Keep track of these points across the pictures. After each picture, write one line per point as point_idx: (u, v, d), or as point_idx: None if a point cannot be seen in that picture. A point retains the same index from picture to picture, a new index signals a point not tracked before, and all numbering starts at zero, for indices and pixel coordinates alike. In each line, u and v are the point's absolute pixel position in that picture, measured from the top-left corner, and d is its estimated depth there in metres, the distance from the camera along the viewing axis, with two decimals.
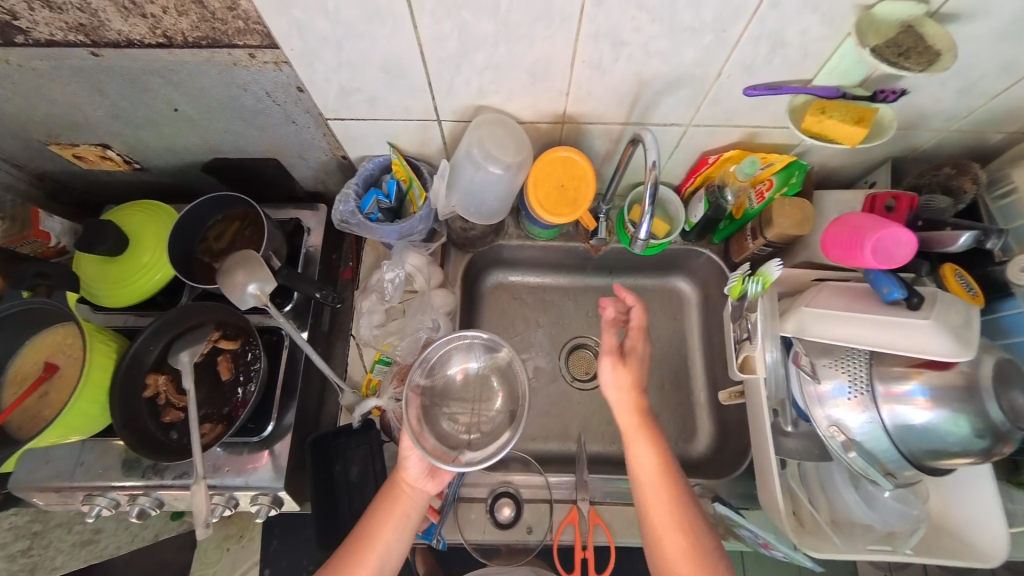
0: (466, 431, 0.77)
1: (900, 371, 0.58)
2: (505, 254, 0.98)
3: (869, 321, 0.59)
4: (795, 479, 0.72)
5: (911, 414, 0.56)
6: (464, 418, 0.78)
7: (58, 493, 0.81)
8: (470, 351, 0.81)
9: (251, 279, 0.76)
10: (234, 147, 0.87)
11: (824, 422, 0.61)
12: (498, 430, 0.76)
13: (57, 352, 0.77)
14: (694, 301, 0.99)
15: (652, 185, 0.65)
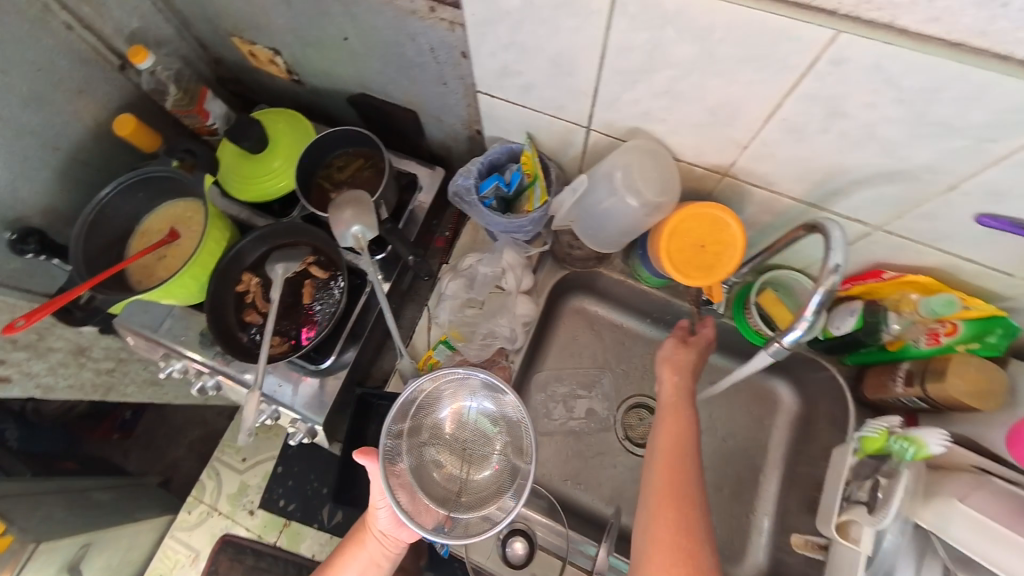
0: (452, 484, 0.71)
1: None
2: (599, 283, 0.91)
3: None
4: None
5: None
6: (456, 466, 0.72)
7: (145, 342, 0.87)
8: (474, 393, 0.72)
9: (356, 222, 0.76)
10: (381, 90, 0.86)
11: None
12: (489, 492, 0.70)
13: (184, 223, 0.83)
14: (791, 418, 0.87)
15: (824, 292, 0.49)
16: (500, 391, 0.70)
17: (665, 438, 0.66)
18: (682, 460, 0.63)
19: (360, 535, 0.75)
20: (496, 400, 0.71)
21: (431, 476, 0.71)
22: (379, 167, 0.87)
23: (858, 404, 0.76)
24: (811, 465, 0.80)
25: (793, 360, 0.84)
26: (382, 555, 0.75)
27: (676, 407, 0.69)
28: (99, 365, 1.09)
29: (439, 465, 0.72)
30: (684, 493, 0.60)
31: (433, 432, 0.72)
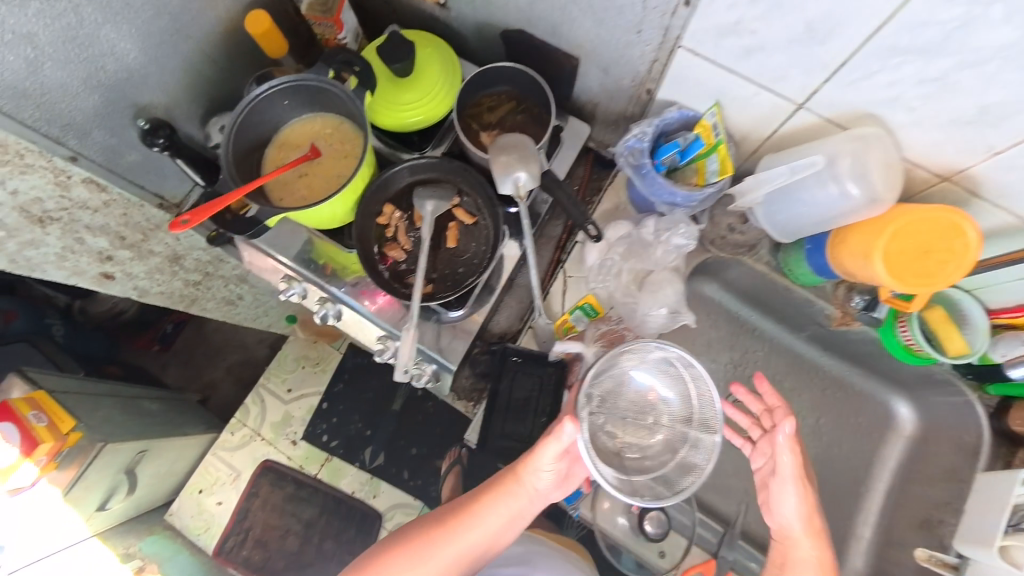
0: (625, 449, 0.68)
1: None
2: (730, 273, 0.88)
3: None
4: None
5: None
6: (629, 436, 0.68)
7: (264, 260, 0.84)
8: (647, 361, 0.68)
9: (520, 169, 0.71)
10: (546, 30, 0.77)
11: None
12: (666, 459, 0.67)
13: (325, 139, 0.77)
14: (904, 437, 0.86)
15: None
16: (686, 364, 0.65)
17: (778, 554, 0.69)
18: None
19: (514, 486, 0.70)
20: (679, 379, 0.67)
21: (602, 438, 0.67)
22: (533, 113, 0.83)
23: (995, 435, 0.75)
24: (926, 486, 0.80)
25: (924, 381, 0.82)
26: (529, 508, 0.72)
27: (814, 523, 0.69)
28: (188, 277, 1.05)
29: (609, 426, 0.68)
30: None
31: (609, 398, 0.68)
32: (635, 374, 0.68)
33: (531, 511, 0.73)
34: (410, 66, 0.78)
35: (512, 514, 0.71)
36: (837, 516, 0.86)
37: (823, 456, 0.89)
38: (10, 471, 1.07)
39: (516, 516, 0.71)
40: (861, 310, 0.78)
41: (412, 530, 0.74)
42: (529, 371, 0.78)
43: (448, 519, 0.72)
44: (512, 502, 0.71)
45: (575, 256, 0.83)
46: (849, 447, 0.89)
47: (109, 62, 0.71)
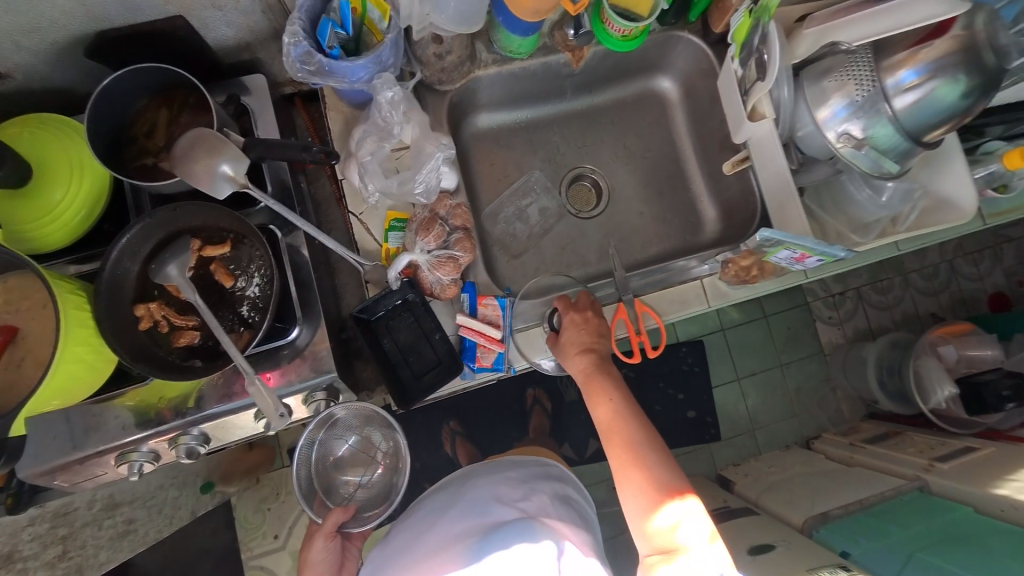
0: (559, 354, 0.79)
1: (897, 60, 0.64)
2: (480, 94, 0.88)
3: (869, 16, 0.67)
4: (814, 202, 0.76)
5: (909, 96, 0.63)
6: (354, 474, 0.90)
7: (80, 467, 0.68)
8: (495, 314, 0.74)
9: (219, 161, 0.62)
10: (116, 11, 0.61)
11: (834, 137, 0.68)
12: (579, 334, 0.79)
13: (6, 308, 0.60)
14: (677, 102, 0.99)
15: None
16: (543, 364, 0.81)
17: (599, 413, 0.71)
18: (619, 426, 0.69)
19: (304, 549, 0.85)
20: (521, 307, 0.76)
21: (370, 490, 0.89)
22: (193, 101, 0.69)
23: (715, 49, 0.90)
24: (709, 122, 0.95)
25: (657, 53, 0.94)
26: (609, 442, 0.70)
27: (603, 393, 0.71)
28: (46, 557, 0.84)
29: (377, 469, 0.90)
30: (618, 433, 0.69)
31: (320, 466, 0.87)
32: (346, 433, 0.88)
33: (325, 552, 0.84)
34: (21, 166, 0.61)
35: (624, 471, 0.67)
36: (685, 195, 0.99)
37: (647, 165, 1.01)
38: None
39: (645, 460, 0.66)
40: (575, 37, 0.83)
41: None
42: (396, 312, 0.72)
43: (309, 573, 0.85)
44: (611, 417, 0.70)
45: (350, 191, 0.76)
46: (656, 145, 1.01)
47: None
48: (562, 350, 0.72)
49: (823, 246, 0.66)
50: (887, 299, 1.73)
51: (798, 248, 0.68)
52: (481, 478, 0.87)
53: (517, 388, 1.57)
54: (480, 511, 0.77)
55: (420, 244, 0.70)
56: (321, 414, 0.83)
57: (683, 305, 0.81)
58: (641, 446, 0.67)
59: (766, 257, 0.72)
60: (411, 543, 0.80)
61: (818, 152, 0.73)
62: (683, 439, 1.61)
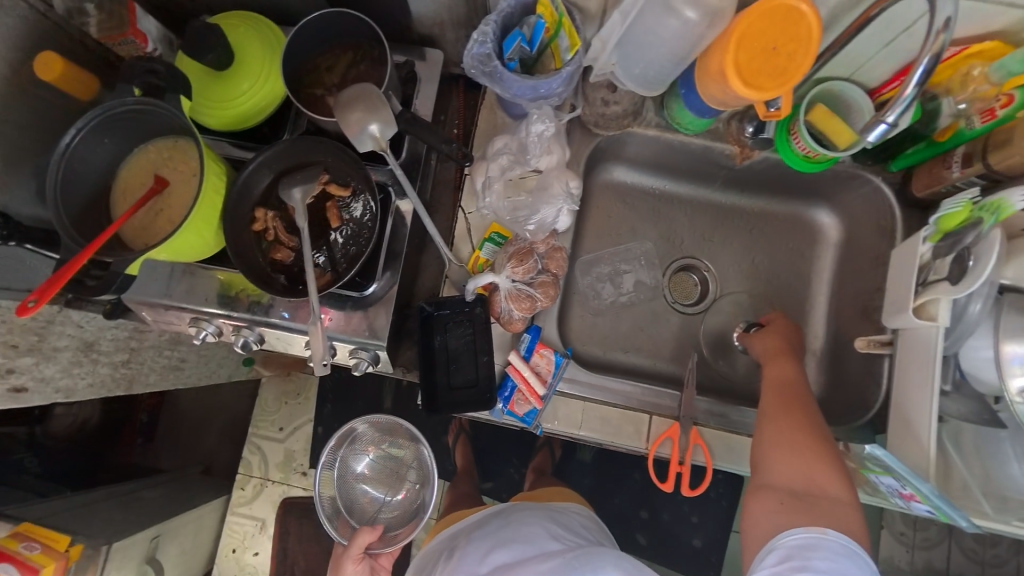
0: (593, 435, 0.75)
1: None
2: (629, 147, 0.85)
3: None
4: (951, 441, 0.62)
5: None
6: (373, 488, 1.02)
7: (163, 312, 0.79)
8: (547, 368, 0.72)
9: (372, 119, 0.67)
10: None
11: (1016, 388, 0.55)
12: (622, 429, 0.73)
13: (168, 166, 0.72)
14: (833, 241, 0.88)
15: (931, 58, 0.53)
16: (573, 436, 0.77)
17: (777, 400, 0.71)
18: (794, 415, 0.68)
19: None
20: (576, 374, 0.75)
21: (393, 509, 1.01)
22: (375, 57, 0.76)
23: (906, 206, 0.78)
24: (860, 279, 0.83)
25: (834, 183, 0.83)
26: (771, 427, 0.68)
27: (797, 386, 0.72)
28: (112, 359, 1.01)
29: (397, 491, 1.02)
30: (794, 418, 0.68)
31: (345, 484, 0.99)
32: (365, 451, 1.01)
33: None
34: (227, 56, 0.71)
35: (813, 457, 0.63)
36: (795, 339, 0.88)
37: (769, 288, 0.91)
38: None
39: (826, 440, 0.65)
40: (752, 137, 0.77)
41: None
42: (459, 318, 0.73)
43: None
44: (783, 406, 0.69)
45: (469, 189, 0.79)
46: (789, 273, 0.91)
47: None
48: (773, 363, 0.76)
49: (941, 501, 0.55)
50: (986, 554, 1.40)
51: (906, 486, 0.57)
52: (525, 517, 0.85)
53: None
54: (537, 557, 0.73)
55: (508, 270, 0.70)
56: (346, 431, 0.97)
57: (739, 454, 0.73)
58: (830, 448, 0.64)
59: (869, 471, 0.64)
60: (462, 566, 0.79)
61: (985, 391, 0.61)
62: (673, 563, 1.47)
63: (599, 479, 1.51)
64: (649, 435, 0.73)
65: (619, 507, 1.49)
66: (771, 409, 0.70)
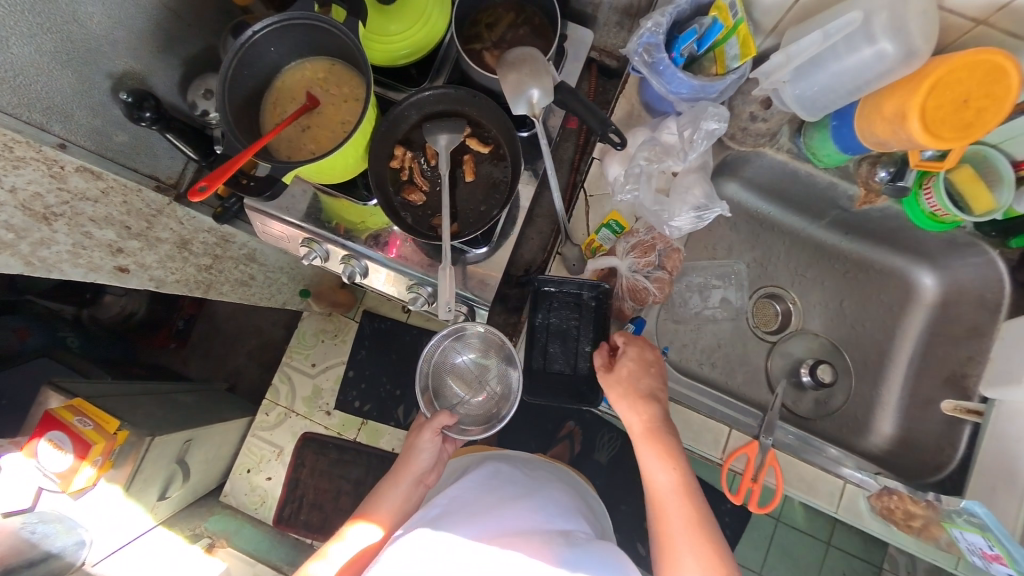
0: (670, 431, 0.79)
1: None
2: (753, 168, 0.86)
3: None
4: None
5: None
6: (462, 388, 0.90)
7: (278, 226, 0.82)
8: None
9: (534, 84, 0.68)
10: None
11: None
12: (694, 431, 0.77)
13: (323, 85, 0.73)
14: (927, 302, 0.89)
15: None
16: None
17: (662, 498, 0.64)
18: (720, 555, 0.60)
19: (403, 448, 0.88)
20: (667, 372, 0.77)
21: (473, 410, 0.89)
22: (534, 24, 0.76)
23: (1018, 285, 0.78)
24: (950, 346, 0.84)
25: (947, 246, 0.84)
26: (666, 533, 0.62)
27: (689, 481, 0.64)
28: (200, 262, 1.04)
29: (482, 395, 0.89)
30: (677, 518, 0.62)
31: (436, 372, 0.89)
32: (467, 352, 0.88)
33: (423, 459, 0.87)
34: None
35: None
36: (867, 388, 0.90)
37: (850, 334, 0.93)
38: (72, 474, 1.10)
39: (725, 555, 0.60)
40: (885, 183, 0.77)
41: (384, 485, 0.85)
42: (566, 296, 0.75)
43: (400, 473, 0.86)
44: (671, 486, 0.63)
45: (595, 173, 0.80)
46: (873, 324, 0.92)
47: (73, 29, 0.65)
48: (643, 451, 0.66)
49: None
50: None
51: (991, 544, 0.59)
52: (543, 480, 0.89)
53: (561, 414, 1.57)
54: (565, 515, 0.77)
55: (629, 260, 0.72)
56: (455, 325, 0.84)
57: (808, 485, 0.75)
58: None
59: (946, 523, 0.65)
60: (498, 491, 0.80)
61: None
62: None
63: (613, 482, 1.54)
64: (726, 447, 0.77)
65: (625, 513, 1.52)
66: (669, 497, 0.63)
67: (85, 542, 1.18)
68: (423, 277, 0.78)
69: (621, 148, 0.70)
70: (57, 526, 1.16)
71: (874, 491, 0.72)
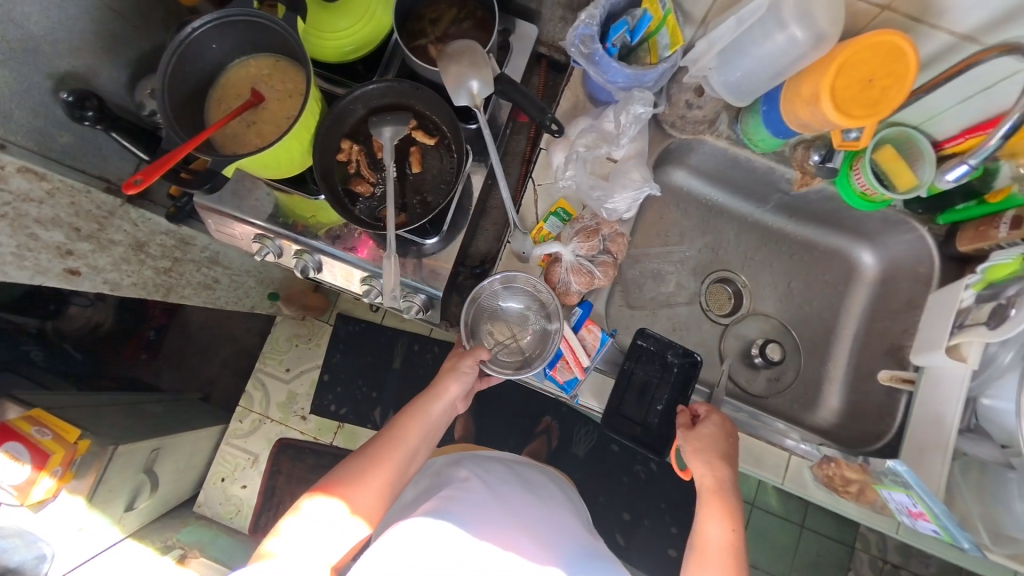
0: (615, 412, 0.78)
1: None
2: (697, 156, 0.89)
3: None
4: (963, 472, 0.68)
5: None
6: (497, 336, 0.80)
7: (230, 224, 0.82)
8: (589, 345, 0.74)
9: (473, 76, 0.70)
10: None
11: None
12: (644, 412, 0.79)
13: (267, 81, 0.74)
14: (868, 280, 0.93)
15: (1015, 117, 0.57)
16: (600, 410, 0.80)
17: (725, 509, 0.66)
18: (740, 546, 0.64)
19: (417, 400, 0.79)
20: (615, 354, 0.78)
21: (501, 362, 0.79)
22: (477, 19, 0.79)
23: (946, 259, 0.82)
24: (889, 320, 0.87)
25: (882, 225, 0.88)
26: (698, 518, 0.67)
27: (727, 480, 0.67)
28: (157, 264, 1.03)
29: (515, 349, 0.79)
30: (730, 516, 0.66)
31: (478, 310, 0.79)
32: (518, 302, 0.78)
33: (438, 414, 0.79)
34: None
35: None
36: (816, 365, 0.93)
37: (798, 314, 0.96)
38: (30, 487, 1.07)
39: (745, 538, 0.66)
40: (818, 166, 0.81)
41: (407, 413, 0.77)
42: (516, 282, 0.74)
43: (417, 421, 0.77)
44: (711, 480, 0.67)
45: (543, 163, 0.82)
46: (820, 303, 0.95)
47: (9, 29, 0.65)
48: (689, 452, 0.68)
49: (950, 520, 0.60)
50: None
51: (918, 502, 0.62)
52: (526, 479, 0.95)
53: (535, 409, 1.59)
54: (555, 514, 0.86)
55: (574, 244, 0.74)
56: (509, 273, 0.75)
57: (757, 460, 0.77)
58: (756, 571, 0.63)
59: (878, 486, 0.68)
60: (502, 484, 0.87)
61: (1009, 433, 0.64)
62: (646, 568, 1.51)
63: (589, 474, 1.56)
64: None
65: (602, 505, 1.53)
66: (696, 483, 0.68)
67: (46, 556, 1.14)
68: (374, 269, 0.79)
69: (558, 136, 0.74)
70: (16, 541, 1.13)
71: (816, 462, 0.74)
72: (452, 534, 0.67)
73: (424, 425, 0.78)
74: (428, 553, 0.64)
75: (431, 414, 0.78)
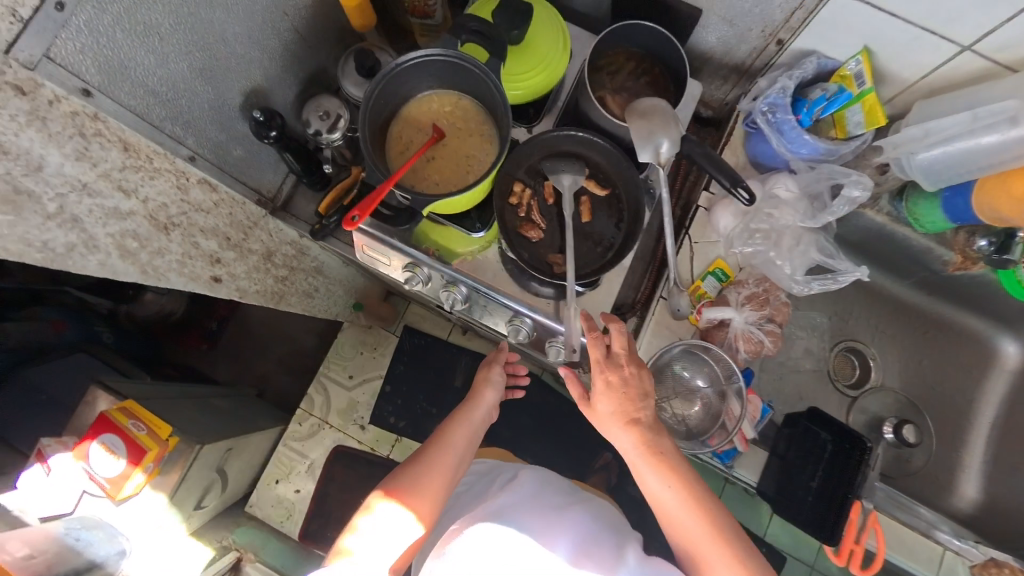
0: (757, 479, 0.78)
1: None
2: (846, 226, 0.88)
3: None
4: None
5: None
6: (672, 403, 0.75)
7: (381, 249, 0.80)
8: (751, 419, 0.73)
9: (663, 136, 0.69)
10: None
11: None
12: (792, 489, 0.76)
13: (447, 118, 0.73)
14: (1007, 368, 0.90)
15: None
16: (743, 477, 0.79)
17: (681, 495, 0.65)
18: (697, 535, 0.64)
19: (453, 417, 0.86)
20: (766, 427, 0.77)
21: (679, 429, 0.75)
22: (654, 72, 0.77)
23: None
24: None
25: None
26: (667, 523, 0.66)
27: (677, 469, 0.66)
28: (278, 273, 1.03)
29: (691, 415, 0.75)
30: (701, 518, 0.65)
31: (656, 376, 0.73)
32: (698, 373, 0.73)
33: (475, 426, 0.86)
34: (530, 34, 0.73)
35: None
36: (946, 450, 0.91)
37: (928, 394, 0.94)
38: (123, 481, 1.08)
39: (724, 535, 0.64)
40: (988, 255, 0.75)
41: (457, 416, 0.86)
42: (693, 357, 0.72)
43: (466, 424, 0.85)
44: (676, 497, 0.65)
45: (702, 220, 0.81)
46: (952, 385, 0.93)
47: (220, 46, 0.65)
48: (607, 422, 0.68)
49: None
50: None
51: None
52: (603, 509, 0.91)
53: (600, 444, 1.56)
54: (585, 515, 0.82)
55: (746, 312, 0.74)
56: (702, 345, 0.70)
57: None
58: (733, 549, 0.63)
59: None
60: (544, 495, 0.84)
61: None
62: None
63: (650, 518, 1.53)
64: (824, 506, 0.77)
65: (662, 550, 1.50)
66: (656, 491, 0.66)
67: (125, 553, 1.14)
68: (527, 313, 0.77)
69: (748, 204, 0.69)
70: (98, 534, 1.13)
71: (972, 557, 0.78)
72: (518, 542, 0.66)
73: (464, 435, 0.84)
74: (500, 561, 0.63)
75: (473, 419, 0.87)
